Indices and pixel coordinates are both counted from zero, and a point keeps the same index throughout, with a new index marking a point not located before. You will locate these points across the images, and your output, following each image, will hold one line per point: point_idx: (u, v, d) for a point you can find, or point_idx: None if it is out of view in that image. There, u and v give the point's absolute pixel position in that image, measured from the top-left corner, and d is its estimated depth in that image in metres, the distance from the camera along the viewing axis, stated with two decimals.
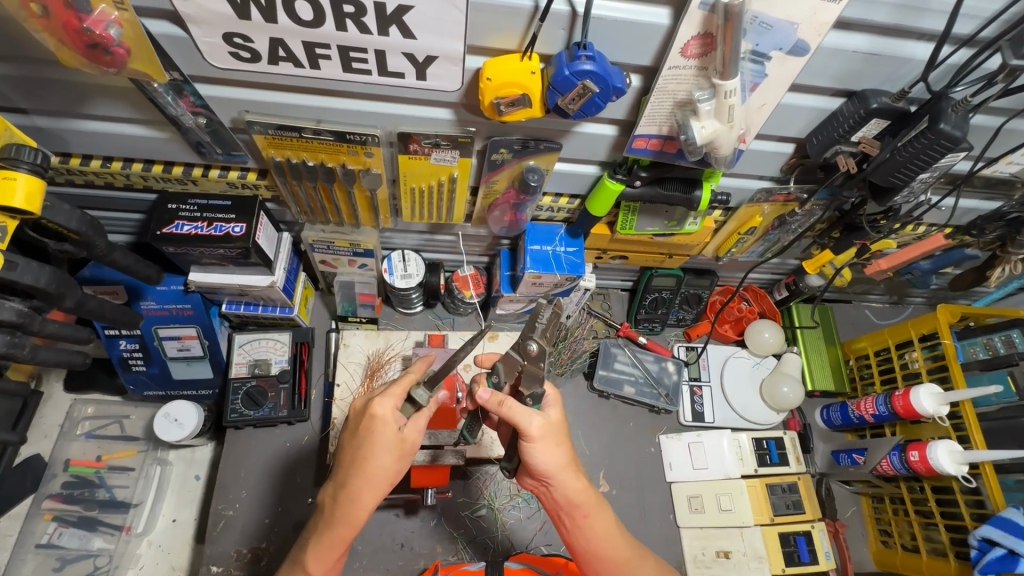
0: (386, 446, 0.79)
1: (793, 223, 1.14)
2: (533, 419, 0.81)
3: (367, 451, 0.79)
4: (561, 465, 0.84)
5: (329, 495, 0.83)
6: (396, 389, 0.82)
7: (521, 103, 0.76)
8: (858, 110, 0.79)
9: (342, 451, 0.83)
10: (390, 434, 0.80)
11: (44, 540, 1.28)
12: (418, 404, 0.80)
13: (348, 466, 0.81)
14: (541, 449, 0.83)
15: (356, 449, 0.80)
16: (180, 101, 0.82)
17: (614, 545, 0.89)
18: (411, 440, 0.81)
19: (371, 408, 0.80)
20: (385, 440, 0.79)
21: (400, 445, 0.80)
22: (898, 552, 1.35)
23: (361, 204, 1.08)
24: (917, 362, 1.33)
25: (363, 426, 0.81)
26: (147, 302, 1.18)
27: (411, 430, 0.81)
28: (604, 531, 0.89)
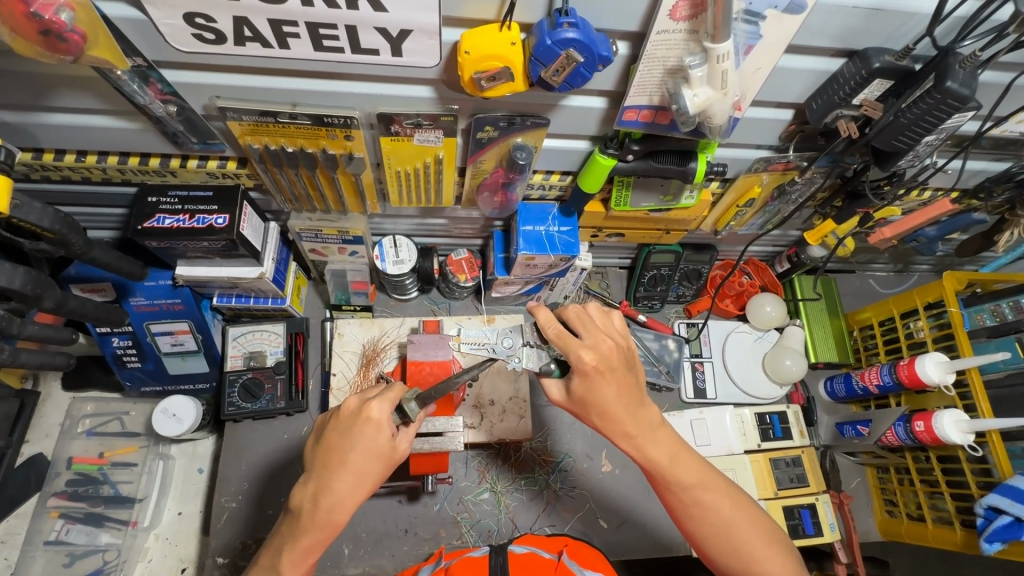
0: (377, 451, 0.80)
1: (793, 193, 1.10)
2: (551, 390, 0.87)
3: (357, 455, 0.79)
4: (597, 423, 0.85)
5: (306, 500, 0.80)
6: (391, 394, 0.83)
7: (503, 76, 0.72)
8: (859, 71, 0.75)
9: (322, 452, 0.81)
10: (383, 439, 0.80)
11: (52, 537, 1.28)
12: (409, 418, 0.84)
13: (334, 467, 0.80)
14: (575, 412, 0.87)
15: (342, 453, 0.80)
16: (146, 88, 0.79)
17: (674, 491, 0.85)
18: (400, 449, 0.83)
19: (367, 410, 0.80)
20: (377, 445, 0.80)
21: (391, 451, 0.81)
22: (904, 521, 1.35)
23: (347, 190, 1.05)
24: (922, 332, 1.30)
25: (355, 428, 0.80)
26: (135, 298, 1.16)
27: (402, 439, 0.83)
28: (662, 479, 0.85)
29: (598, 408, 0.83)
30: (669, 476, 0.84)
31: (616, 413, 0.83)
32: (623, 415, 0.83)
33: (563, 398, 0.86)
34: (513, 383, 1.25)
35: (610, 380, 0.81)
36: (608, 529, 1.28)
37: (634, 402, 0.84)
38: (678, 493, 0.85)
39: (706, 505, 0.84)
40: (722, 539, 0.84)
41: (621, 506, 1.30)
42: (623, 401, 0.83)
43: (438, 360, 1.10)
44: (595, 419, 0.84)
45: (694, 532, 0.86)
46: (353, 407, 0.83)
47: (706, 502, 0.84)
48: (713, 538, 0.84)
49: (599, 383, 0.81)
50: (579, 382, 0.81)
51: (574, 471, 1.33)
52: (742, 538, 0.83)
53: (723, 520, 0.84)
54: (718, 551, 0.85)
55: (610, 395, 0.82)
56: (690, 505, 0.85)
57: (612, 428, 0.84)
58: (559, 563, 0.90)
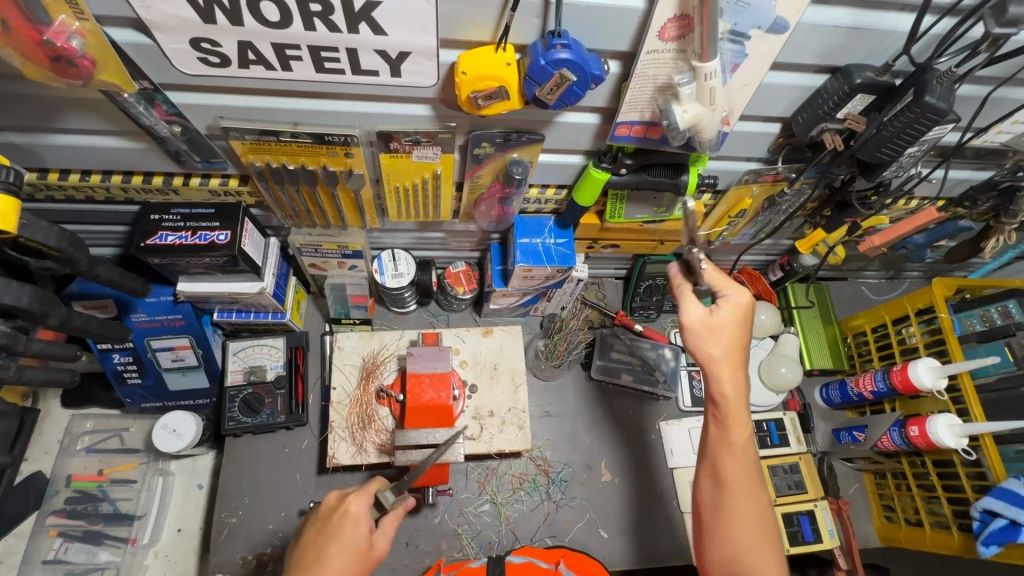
0: (353, 547, 0.81)
1: (783, 203, 1.12)
2: (691, 312, 0.84)
3: (334, 550, 0.81)
4: (711, 364, 0.84)
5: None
6: (369, 488, 0.87)
7: (499, 95, 0.75)
8: (842, 86, 0.78)
9: (302, 550, 0.84)
10: (361, 535, 0.82)
11: (50, 556, 1.28)
12: (385, 506, 0.85)
13: (310, 566, 0.81)
14: (690, 347, 0.85)
15: (320, 553, 0.81)
16: (152, 110, 0.81)
17: (733, 463, 0.83)
18: (377, 547, 0.84)
19: (346, 504, 0.84)
20: (354, 540, 0.82)
21: (368, 547, 0.83)
22: (901, 526, 1.36)
23: (346, 206, 1.07)
24: (914, 337, 1.32)
25: (334, 522, 0.83)
26: (136, 314, 1.17)
27: (380, 537, 0.85)
28: (730, 448, 0.83)
29: (720, 351, 0.83)
30: (734, 451, 0.83)
31: (737, 358, 0.84)
32: (731, 365, 0.83)
33: (699, 322, 0.84)
34: (513, 395, 1.26)
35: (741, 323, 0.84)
36: (608, 539, 1.29)
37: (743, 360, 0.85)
38: (738, 466, 0.83)
39: (749, 490, 0.83)
40: (751, 525, 0.82)
41: (621, 516, 1.31)
42: (738, 359, 0.84)
43: (437, 372, 1.11)
44: (710, 359, 0.84)
45: (719, 509, 0.83)
46: (334, 502, 0.87)
47: (754, 494, 0.83)
48: (738, 519, 0.82)
49: (730, 328, 0.84)
50: (725, 309, 0.84)
51: (575, 482, 1.33)
52: (760, 529, 0.82)
53: (757, 506, 0.83)
54: (730, 537, 0.82)
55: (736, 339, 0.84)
56: (740, 480, 0.83)
57: (721, 373, 0.83)
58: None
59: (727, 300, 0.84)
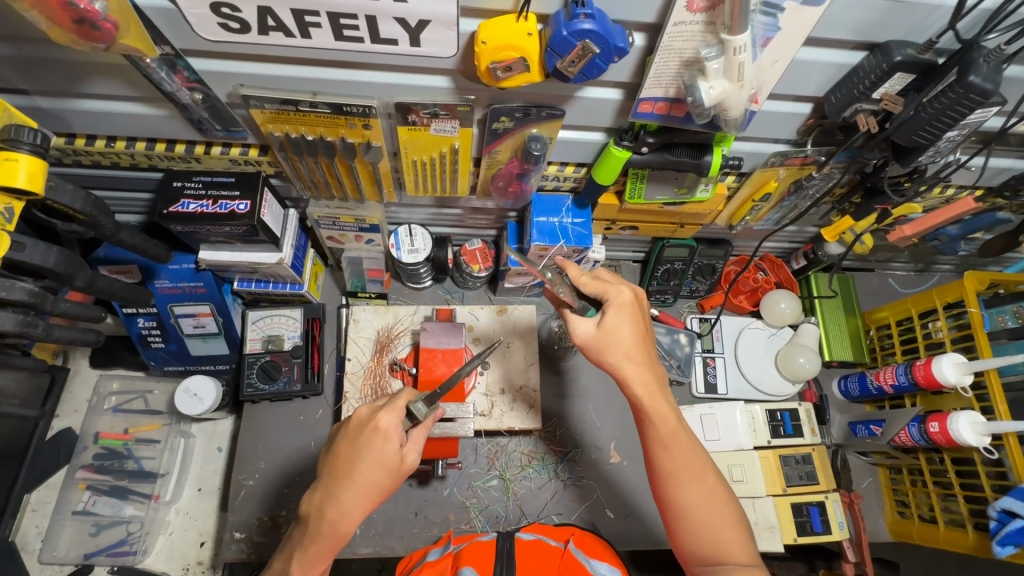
0: (385, 462, 0.82)
1: (810, 188, 1.08)
2: (580, 327, 0.86)
3: (366, 465, 0.82)
4: (614, 364, 0.86)
5: (313, 507, 0.84)
6: (399, 403, 0.86)
7: (519, 67, 0.73)
8: (880, 64, 0.74)
9: (331, 463, 0.84)
10: (391, 450, 0.83)
11: (80, 507, 1.37)
12: (417, 418, 0.87)
13: (342, 479, 0.83)
14: (593, 353, 0.86)
15: (354, 465, 0.82)
16: (174, 75, 0.81)
17: (666, 452, 0.85)
18: (409, 461, 0.85)
19: (376, 420, 0.83)
20: (384, 455, 0.82)
21: (399, 461, 0.84)
22: (915, 522, 1.34)
23: (364, 179, 1.07)
24: (940, 332, 1.29)
25: (364, 436, 0.83)
26: (160, 280, 1.19)
27: (410, 450, 0.86)
28: (666, 436, 0.85)
29: (623, 348, 0.85)
30: (671, 435, 0.85)
31: (643, 352, 0.86)
32: (643, 353, 0.86)
33: (588, 335, 0.86)
34: (524, 372, 1.27)
35: (637, 319, 0.86)
36: (615, 519, 1.29)
37: (652, 352, 0.87)
38: (676, 453, 0.85)
39: (697, 472, 0.85)
40: (704, 512, 0.84)
41: (627, 497, 1.32)
42: (643, 346, 0.86)
43: (450, 348, 1.12)
44: (620, 356, 0.85)
45: (672, 499, 0.85)
46: (363, 416, 0.86)
47: (700, 468, 0.85)
48: (701, 502, 0.84)
49: (629, 319, 0.85)
50: (614, 316, 0.85)
51: (583, 462, 1.34)
52: (720, 514, 0.84)
53: (716, 482, 0.85)
54: (692, 524, 0.84)
55: (637, 335, 0.85)
56: (688, 458, 0.85)
57: (628, 369, 0.85)
58: (565, 551, 0.93)
59: (611, 305, 0.85)
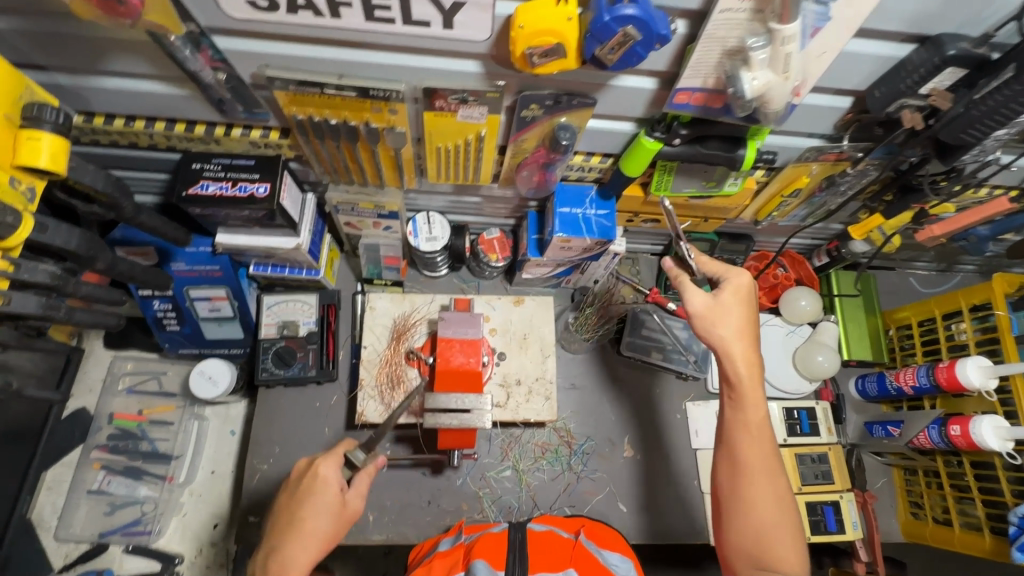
0: (328, 508, 0.88)
1: (842, 184, 1.05)
2: (695, 300, 0.94)
3: (309, 511, 0.87)
4: (721, 340, 0.92)
5: (258, 566, 0.85)
6: (336, 451, 0.94)
7: (556, 53, 0.71)
8: (932, 58, 0.71)
9: (276, 517, 0.89)
10: (333, 495, 0.89)
11: (94, 487, 1.37)
12: (357, 465, 0.93)
13: (287, 529, 0.87)
14: (700, 332, 0.94)
15: (299, 519, 0.87)
16: (198, 55, 0.79)
17: (751, 442, 0.90)
18: (351, 505, 0.91)
19: (315, 468, 0.91)
20: (328, 500, 0.89)
21: (342, 505, 0.90)
22: (929, 524, 1.33)
23: (385, 165, 1.05)
24: (964, 334, 1.27)
25: (307, 486, 0.90)
26: (176, 263, 1.18)
27: (353, 496, 0.92)
28: (741, 428, 0.91)
29: (726, 334, 0.92)
30: (748, 427, 0.91)
31: (748, 341, 0.92)
32: (745, 342, 0.92)
33: (701, 311, 0.94)
34: (541, 364, 1.26)
35: (743, 310, 0.93)
36: (627, 513, 1.29)
37: (753, 345, 0.93)
38: (746, 444, 0.90)
39: (763, 470, 0.89)
40: (774, 509, 0.87)
41: (641, 492, 1.31)
42: (744, 337, 0.92)
43: (468, 339, 1.11)
44: (725, 339, 0.92)
45: (730, 486, 0.91)
46: (302, 468, 0.94)
47: (766, 468, 0.89)
48: (758, 500, 0.87)
49: (731, 308, 0.93)
50: (728, 296, 0.94)
51: (596, 455, 1.34)
52: (774, 516, 0.86)
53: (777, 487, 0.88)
54: (745, 516, 0.88)
55: (740, 324, 0.92)
56: (755, 455, 0.89)
57: (734, 350, 0.92)
58: (576, 543, 0.92)
59: (728, 285, 0.94)
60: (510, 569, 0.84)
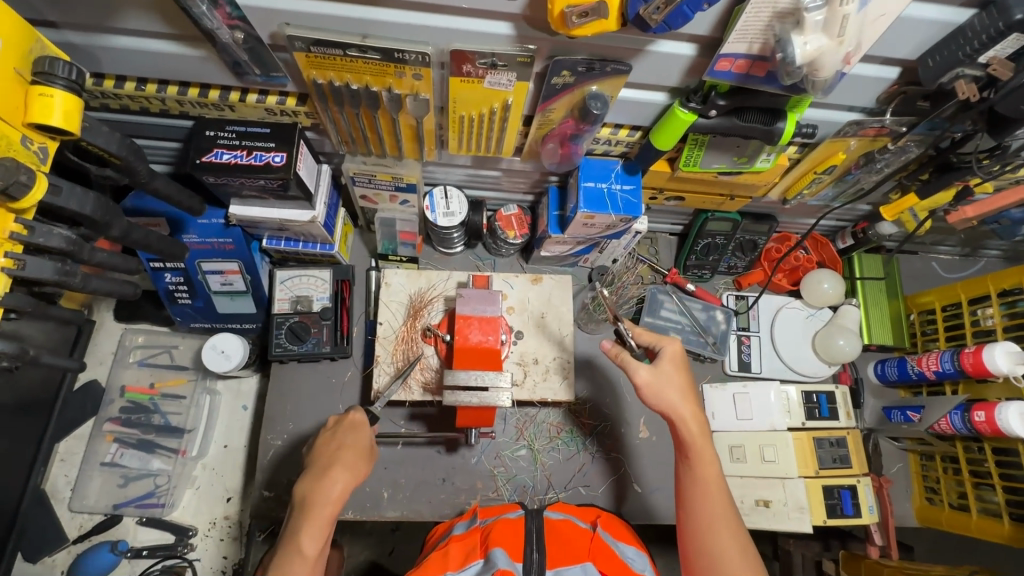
0: (359, 444, 0.93)
1: (879, 161, 1.01)
2: (639, 371, 0.96)
3: (344, 445, 0.92)
4: (672, 407, 0.96)
5: (303, 494, 0.88)
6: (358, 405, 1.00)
7: (596, 13, 0.66)
8: (996, 23, 0.67)
9: (312, 456, 0.92)
10: (363, 435, 0.95)
11: (107, 459, 1.37)
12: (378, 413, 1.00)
13: (327, 461, 0.91)
14: (649, 399, 0.97)
15: (337, 448, 0.92)
16: (215, 12, 0.75)
17: (706, 500, 0.91)
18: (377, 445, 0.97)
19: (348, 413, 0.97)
20: (360, 437, 0.94)
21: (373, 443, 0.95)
22: (943, 509, 1.32)
23: (405, 135, 1.01)
24: (991, 320, 1.24)
25: (340, 427, 0.95)
26: (189, 235, 1.15)
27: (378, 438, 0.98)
28: (697, 487, 0.93)
29: (671, 399, 0.95)
30: (703, 487, 0.92)
31: (694, 406, 0.96)
32: (692, 406, 0.96)
33: (647, 380, 0.96)
34: (559, 344, 1.24)
35: (682, 375, 0.97)
36: (641, 494, 1.28)
37: (698, 407, 0.96)
38: (706, 503, 0.91)
39: (722, 524, 0.89)
40: (740, 564, 0.86)
41: (652, 472, 1.30)
42: (688, 401, 0.96)
43: (486, 316, 1.08)
44: (671, 405, 0.95)
45: (693, 544, 0.90)
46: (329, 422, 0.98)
47: (725, 521, 0.89)
48: (725, 553, 0.86)
49: (671, 374, 0.96)
50: (666, 363, 0.97)
51: (612, 436, 1.33)
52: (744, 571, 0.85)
53: (739, 535, 0.88)
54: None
55: (681, 390, 0.96)
56: (715, 513, 0.90)
57: (686, 414, 0.95)
58: (594, 534, 0.90)
59: (663, 353, 0.98)
60: (527, 562, 0.82)
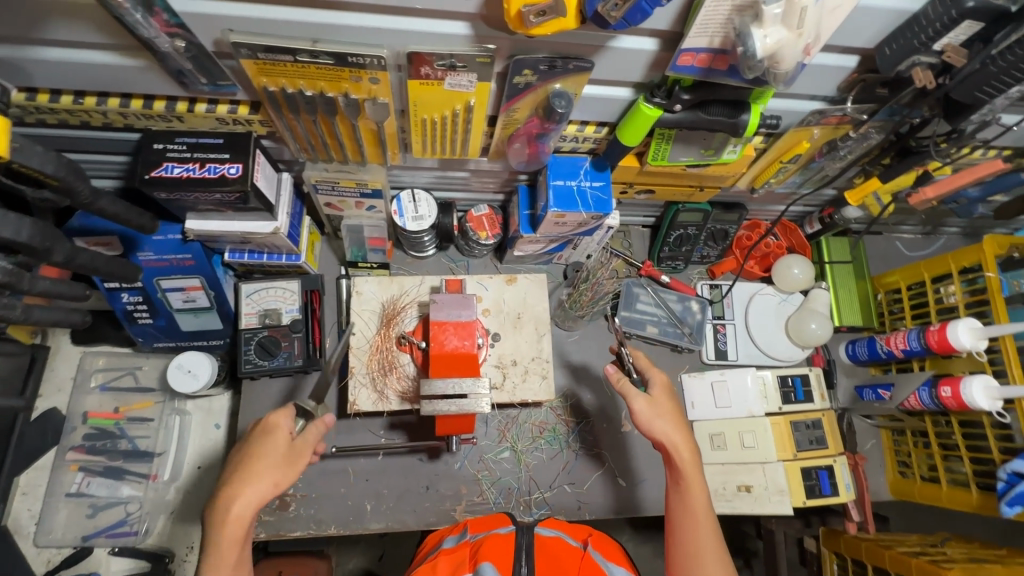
0: (276, 449, 0.83)
1: (843, 148, 1.02)
2: (635, 400, 0.97)
3: (258, 454, 0.82)
4: (666, 435, 0.95)
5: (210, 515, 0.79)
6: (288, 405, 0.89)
7: (553, 11, 0.65)
8: (949, 11, 0.69)
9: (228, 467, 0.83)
10: (280, 439, 0.83)
11: (73, 489, 1.31)
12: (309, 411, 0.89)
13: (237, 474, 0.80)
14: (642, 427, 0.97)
15: (248, 458, 0.81)
16: (151, 20, 0.70)
17: (695, 531, 0.89)
18: (305, 448, 0.85)
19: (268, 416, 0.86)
20: (275, 441, 0.83)
21: (292, 449, 0.84)
22: (916, 482, 1.36)
23: (367, 140, 0.98)
24: (954, 297, 1.28)
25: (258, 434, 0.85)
26: (144, 252, 1.10)
27: (307, 441, 0.86)
28: (688, 517, 0.91)
29: (665, 429, 0.95)
30: (693, 516, 0.91)
31: (686, 436, 0.95)
32: (685, 436, 0.95)
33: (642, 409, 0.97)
34: (536, 344, 1.22)
35: (674, 406, 0.98)
36: (626, 488, 1.29)
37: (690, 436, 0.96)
38: (695, 534, 0.89)
39: (710, 557, 0.87)
40: None
41: (636, 465, 1.31)
42: (682, 431, 0.95)
43: (462, 321, 1.06)
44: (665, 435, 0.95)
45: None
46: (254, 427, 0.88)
47: (713, 553, 0.87)
48: None
49: (665, 406, 0.97)
50: (661, 392, 0.99)
51: (594, 433, 1.32)
52: None
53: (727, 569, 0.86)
54: None
55: (677, 420, 0.96)
56: (702, 544, 0.88)
57: (678, 442, 0.94)
58: (584, 553, 0.87)
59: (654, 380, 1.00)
60: None
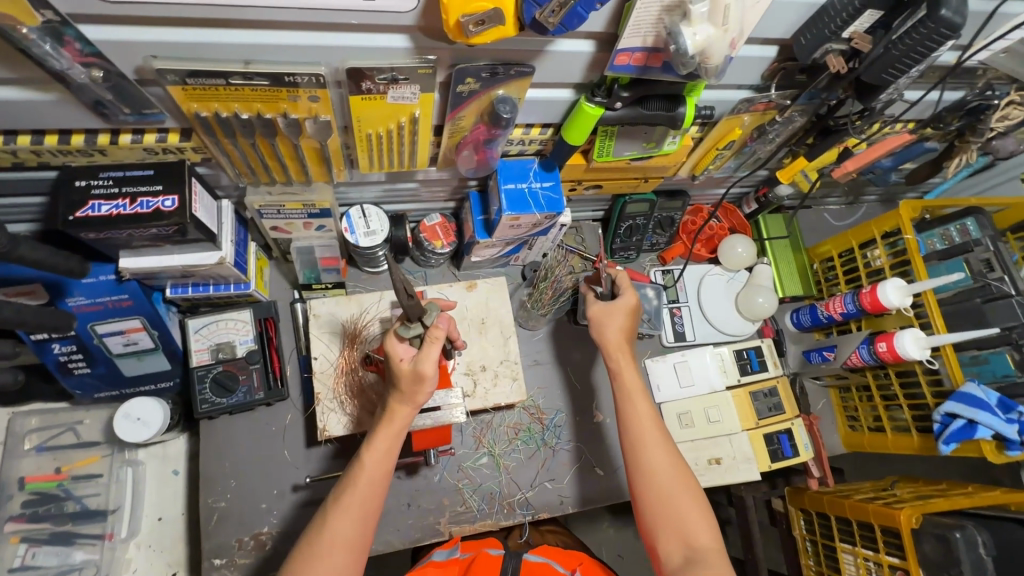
0: (402, 372, 0.90)
1: (771, 132, 1.09)
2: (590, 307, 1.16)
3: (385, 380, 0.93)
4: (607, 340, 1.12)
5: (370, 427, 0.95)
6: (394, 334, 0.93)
7: (493, 20, 0.65)
8: (852, 3, 0.76)
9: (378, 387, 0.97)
10: (403, 364, 0.91)
11: (16, 564, 1.17)
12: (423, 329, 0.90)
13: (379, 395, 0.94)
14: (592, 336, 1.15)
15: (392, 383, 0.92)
16: (63, 49, 0.66)
17: (634, 419, 1.04)
18: (426, 370, 0.88)
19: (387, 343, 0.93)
20: (400, 366, 0.91)
21: (418, 372, 0.88)
22: (864, 433, 1.47)
23: (310, 159, 0.95)
24: (880, 259, 1.39)
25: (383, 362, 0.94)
26: (74, 298, 1.02)
27: (425, 362, 0.88)
28: (630, 412, 1.05)
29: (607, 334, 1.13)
30: (635, 410, 1.05)
31: (623, 340, 1.13)
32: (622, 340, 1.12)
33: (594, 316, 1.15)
34: (503, 347, 1.23)
35: (620, 314, 1.14)
36: (604, 476, 1.31)
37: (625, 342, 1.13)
38: (635, 422, 1.04)
39: (651, 438, 1.02)
40: (666, 469, 0.98)
41: (613, 454, 1.33)
42: (619, 335, 1.12)
43: None
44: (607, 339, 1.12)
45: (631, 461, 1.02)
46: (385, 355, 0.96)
47: (652, 435, 1.02)
48: (654, 465, 0.99)
49: (611, 314, 1.14)
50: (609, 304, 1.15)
51: (568, 427, 1.35)
52: (670, 476, 0.97)
53: (664, 446, 1.01)
54: (646, 483, 0.98)
55: (619, 325, 1.13)
56: (642, 428, 1.03)
57: (612, 346, 1.12)
58: None
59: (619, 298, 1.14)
60: None
